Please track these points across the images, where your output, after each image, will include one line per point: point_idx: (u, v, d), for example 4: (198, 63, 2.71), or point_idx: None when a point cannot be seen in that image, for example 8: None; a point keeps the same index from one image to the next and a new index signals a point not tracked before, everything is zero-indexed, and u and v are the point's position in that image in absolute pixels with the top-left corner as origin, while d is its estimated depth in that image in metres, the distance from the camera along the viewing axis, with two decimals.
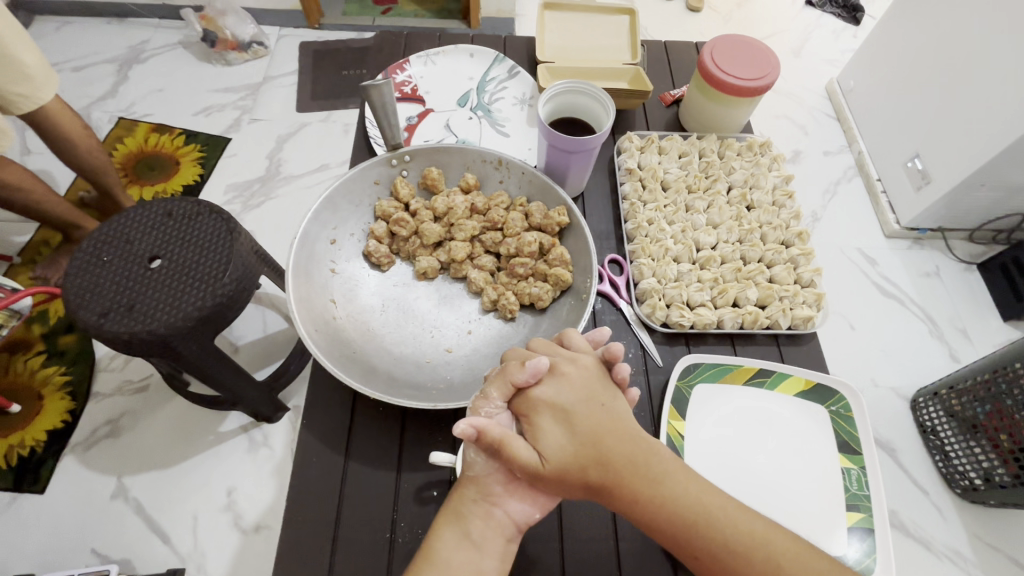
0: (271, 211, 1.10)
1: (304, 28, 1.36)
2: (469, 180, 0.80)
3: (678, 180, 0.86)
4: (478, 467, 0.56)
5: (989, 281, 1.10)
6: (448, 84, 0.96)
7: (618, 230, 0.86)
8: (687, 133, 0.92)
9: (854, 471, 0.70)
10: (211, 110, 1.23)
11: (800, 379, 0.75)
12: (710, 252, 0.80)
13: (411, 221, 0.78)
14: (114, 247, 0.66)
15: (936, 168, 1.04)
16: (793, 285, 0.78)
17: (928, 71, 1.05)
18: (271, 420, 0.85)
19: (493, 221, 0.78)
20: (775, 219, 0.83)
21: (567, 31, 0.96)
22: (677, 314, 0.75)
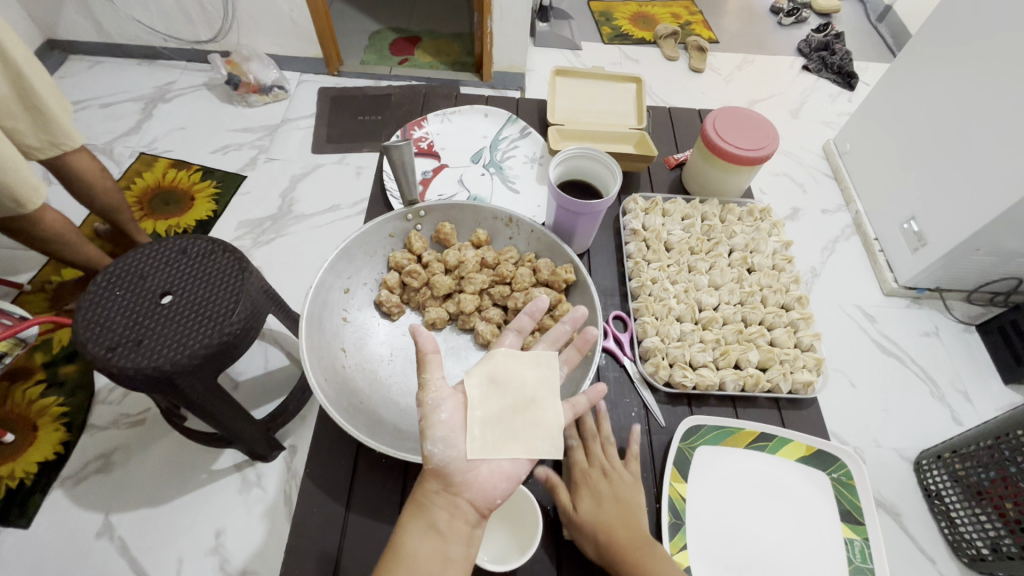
0: (280, 248, 1.12)
1: (324, 75, 1.43)
2: (480, 235, 0.82)
3: (682, 241, 0.88)
4: (434, 447, 0.53)
5: (987, 342, 1.11)
6: (463, 141, 1.00)
7: (622, 287, 0.87)
8: (689, 196, 0.96)
9: (857, 542, 0.69)
10: (229, 149, 1.28)
11: (800, 445, 0.74)
12: (712, 313, 0.81)
13: (422, 273, 0.79)
14: (127, 282, 0.67)
15: (932, 231, 1.06)
16: (794, 349, 0.78)
17: (922, 139, 1.10)
18: (267, 458, 0.84)
19: (502, 275, 0.78)
20: (775, 282, 0.85)
21: (578, 94, 1.01)
22: (680, 374, 0.75)
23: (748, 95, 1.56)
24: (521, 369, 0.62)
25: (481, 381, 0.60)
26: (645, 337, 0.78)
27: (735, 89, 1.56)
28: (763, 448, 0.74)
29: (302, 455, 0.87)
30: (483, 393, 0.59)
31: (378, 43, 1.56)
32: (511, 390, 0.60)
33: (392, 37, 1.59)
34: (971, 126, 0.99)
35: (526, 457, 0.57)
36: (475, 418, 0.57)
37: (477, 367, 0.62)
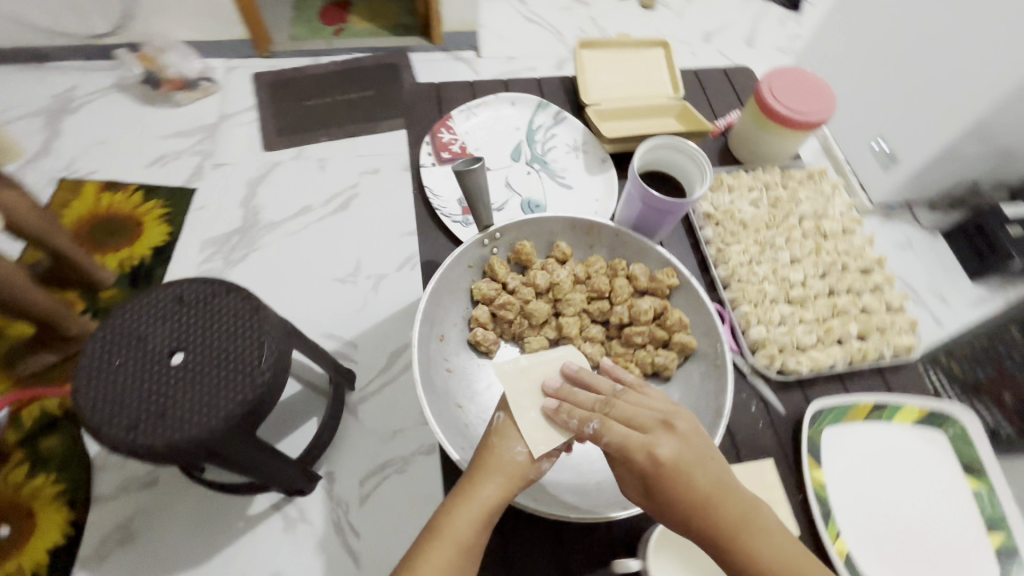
0: (258, 264, 1.03)
1: (254, 58, 1.26)
2: (563, 250, 0.65)
3: (755, 219, 0.74)
4: (517, 444, 0.53)
5: (954, 245, 1.19)
6: (499, 139, 0.75)
7: (708, 273, 0.73)
8: (748, 167, 0.80)
9: (984, 492, 0.63)
10: (166, 159, 1.13)
11: (914, 410, 0.66)
12: (803, 290, 0.70)
13: (517, 301, 0.63)
14: (125, 347, 0.59)
15: (901, 149, 1.11)
16: (887, 312, 0.70)
17: (881, 59, 1.12)
18: (304, 491, 0.80)
19: (598, 290, 0.64)
20: (850, 247, 0.74)
21: (618, 66, 0.76)
22: (793, 359, 0.66)
23: (702, 27, 1.52)
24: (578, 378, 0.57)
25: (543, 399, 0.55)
26: (749, 328, 0.67)
27: (691, 21, 1.52)
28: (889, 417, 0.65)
29: (342, 480, 0.84)
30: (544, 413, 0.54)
31: (305, 13, 1.39)
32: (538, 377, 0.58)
33: (319, 4, 1.41)
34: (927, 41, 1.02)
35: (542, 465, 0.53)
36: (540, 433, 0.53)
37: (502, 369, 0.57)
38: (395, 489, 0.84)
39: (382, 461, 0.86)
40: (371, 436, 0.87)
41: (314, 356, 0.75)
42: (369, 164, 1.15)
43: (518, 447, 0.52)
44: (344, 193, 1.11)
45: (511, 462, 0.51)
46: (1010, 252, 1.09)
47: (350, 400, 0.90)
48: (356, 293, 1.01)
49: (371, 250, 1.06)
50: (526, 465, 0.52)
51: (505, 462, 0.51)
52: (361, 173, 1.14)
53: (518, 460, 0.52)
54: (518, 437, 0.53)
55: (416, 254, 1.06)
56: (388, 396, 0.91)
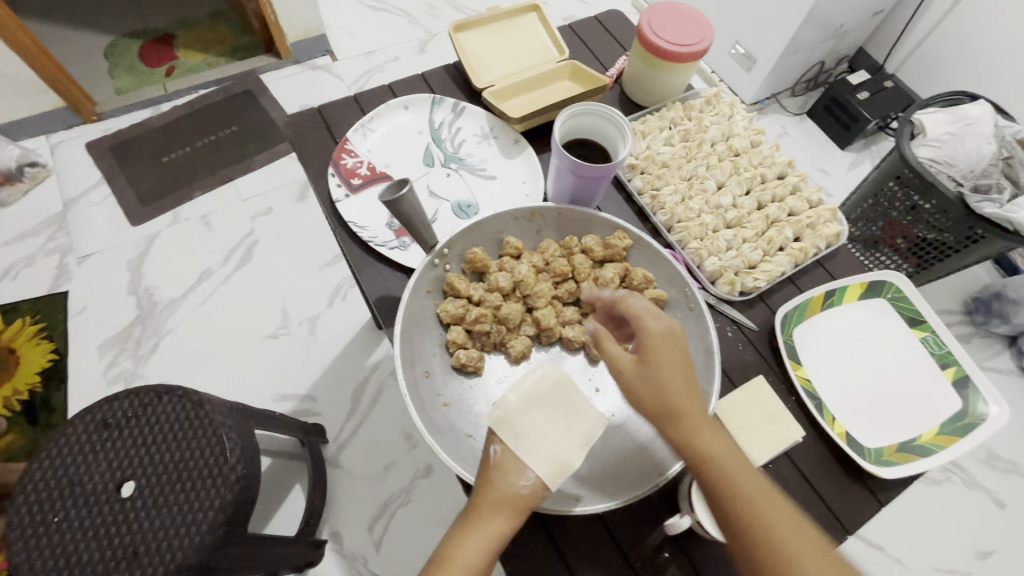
0: (173, 348, 0.92)
1: (82, 127, 1.10)
2: (512, 245, 0.46)
3: (674, 150, 0.53)
4: (520, 474, 0.37)
5: (820, 122, 1.31)
6: (404, 146, 0.56)
7: (646, 221, 0.52)
8: (651, 110, 0.56)
9: (929, 337, 0.47)
10: (18, 269, 0.97)
11: (860, 286, 0.49)
12: (739, 210, 0.51)
13: (488, 311, 0.45)
14: (60, 499, 0.51)
15: (756, 49, 1.19)
16: (811, 209, 0.51)
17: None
18: (314, 561, 0.75)
19: (560, 273, 0.46)
20: (765, 163, 0.53)
21: (495, 45, 0.60)
22: (750, 277, 0.48)
23: None
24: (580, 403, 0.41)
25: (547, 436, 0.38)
26: (704, 263, 0.48)
27: None
28: (843, 301, 0.48)
29: (350, 534, 0.80)
30: (551, 444, 0.38)
31: (121, 59, 1.20)
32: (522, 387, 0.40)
33: (135, 45, 1.22)
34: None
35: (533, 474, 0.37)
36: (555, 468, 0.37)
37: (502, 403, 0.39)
38: (406, 521, 0.81)
39: (385, 500, 0.82)
40: (366, 481, 0.84)
41: (278, 427, 0.68)
42: (259, 205, 1.05)
43: (524, 479, 0.37)
44: (242, 243, 1.02)
45: (515, 496, 0.36)
46: (865, 115, 1.22)
47: (329, 453, 0.86)
48: (294, 343, 0.94)
49: (293, 294, 0.98)
50: (538, 494, 0.37)
51: (506, 496, 0.37)
52: (255, 217, 1.04)
53: (524, 493, 0.37)
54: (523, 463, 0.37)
55: (343, 283, 1.00)
56: (367, 435, 0.87)
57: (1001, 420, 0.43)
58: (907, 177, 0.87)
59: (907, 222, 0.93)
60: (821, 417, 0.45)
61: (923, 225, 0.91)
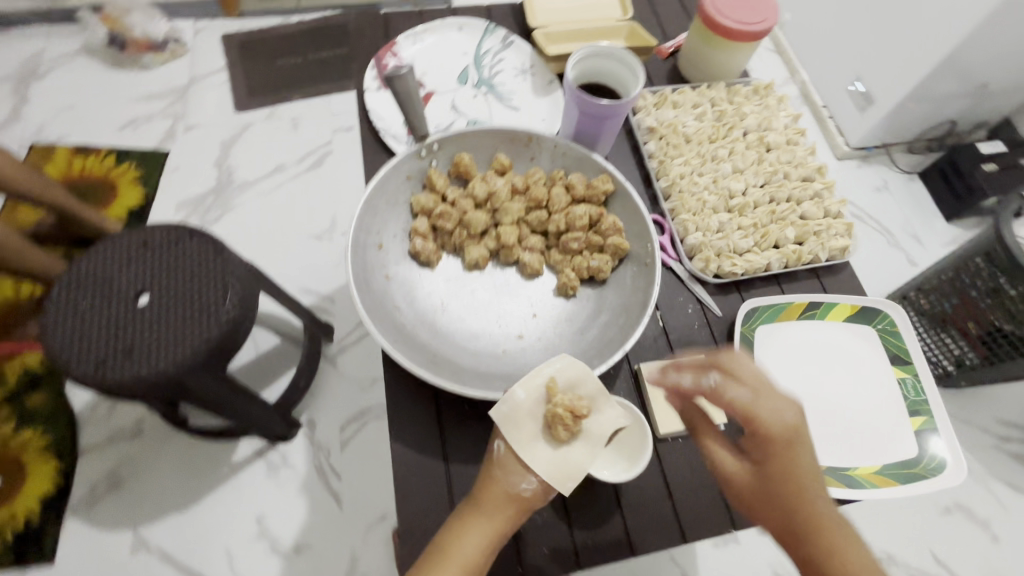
0: (235, 221, 1.04)
1: (222, 19, 1.23)
2: (502, 161, 0.63)
3: (698, 132, 0.72)
4: (523, 478, 0.48)
5: (930, 187, 1.18)
6: (444, 64, 0.75)
7: (649, 188, 0.70)
8: (692, 83, 0.76)
9: (908, 379, 0.62)
10: (138, 123, 1.12)
11: (846, 306, 0.64)
12: (743, 198, 0.68)
13: (453, 212, 0.61)
14: (89, 288, 0.60)
15: (879, 91, 1.05)
16: (824, 219, 0.67)
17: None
18: (286, 437, 0.82)
19: (536, 199, 0.62)
20: (792, 158, 0.71)
21: None
22: (728, 263, 0.64)
23: None
24: (601, 403, 0.51)
25: (560, 432, 0.48)
26: (687, 236, 0.65)
27: None
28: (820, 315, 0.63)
29: (323, 427, 0.86)
30: (557, 453, 0.48)
31: None
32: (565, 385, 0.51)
33: None
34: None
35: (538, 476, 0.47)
36: (560, 476, 0.47)
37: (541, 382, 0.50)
38: (376, 432, 0.86)
39: (362, 408, 0.88)
40: (352, 384, 0.90)
41: (286, 302, 0.76)
42: (343, 122, 1.14)
43: (526, 483, 0.47)
44: (318, 150, 1.11)
45: (516, 495, 0.47)
46: (983, 188, 1.08)
47: (329, 351, 0.92)
48: (332, 248, 1.02)
49: (345, 207, 1.06)
50: (535, 496, 0.48)
51: (507, 495, 0.47)
52: (334, 131, 1.13)
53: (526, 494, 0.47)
54: (525, 471, 0.47)
55: None
56: (365, 346, 0.92)
57: (956, 478, 0.57)
58: (998, 254, 0.75)
59: (987, 306, 0.82)
60: None
61: (1005, 314, 0.79)
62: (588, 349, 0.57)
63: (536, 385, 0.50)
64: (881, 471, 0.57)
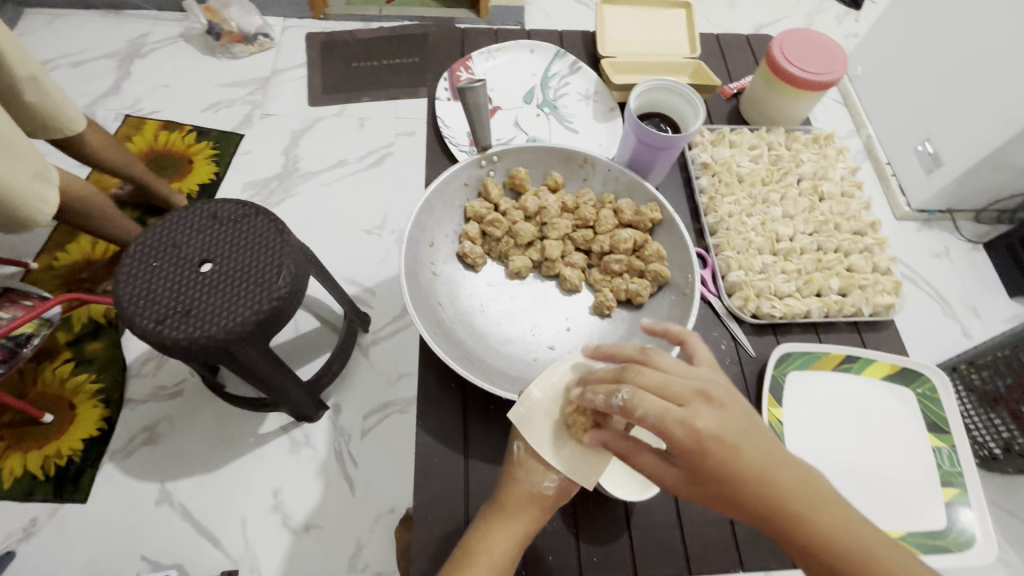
0: (293, 207, 1.10)
1: (309, 19, 1.31)
2: (555, 178, 0.65)
3: (752, 173, 0.72)
4: (544, 477, 0.49)
5: (995, 259, 1.11)
6: (512, 83, 0.78)
7: (698, 221, 0.70)
8: (753, 126, 0.76)
9: (945, 449, 0.59)
10: (221, 106, 1.21)
11: (886, 364, 0.62)
12: (790, 243, 0.67)
13: (504, 221, 0.63)
14: (159, 251, 0.65)
15: (948, 151, 1.01)
16: (873, 273, 0.66)
17: (923, 59, 1.06)
18: (312, 418, 0.85)
19: (584, 218, 0.64)
20: (845, 210, 0.71)
21: (635, 25, 0.80)
22: (768, 303, 0.63)
23: (754, 20, 1.36)
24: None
25: (579, 431, 0.49)
26: (729, 272, 0.65)
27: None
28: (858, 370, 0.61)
29: (347, 413, 0.89)
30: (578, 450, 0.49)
31: None
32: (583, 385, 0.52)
33: None
34: (977, 40, 0.95)
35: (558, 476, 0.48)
36: (583, 471, 0.48)
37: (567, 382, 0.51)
38: (397, 427, 0.89)
39: (386, 401, 0.90)
40: (379, 377, 0.92)
41: (333, 291, 0.80)
42: (406, 127, 1.19)
43: (547, 481, 0.48)
44: (379, 151, 1.16)
45: (537, 494, 0.48)
46: None
47: (363, 341, 0.95)
48: (380, 244, 1.06)
49: (398, 206, 1.11)
50: (558, 493, 0.48)
51: (529, 495, 0.48)
52: (397, 134, 1.18)
53: (546, 491, 0.48)
54: (546, 469, 0.48)
55: None
56: (398, 341, 0.95)
57: (983, 556, 0.54)
58: None
59: None
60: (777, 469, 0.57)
61: None
62: None
63: (554, 386, 0.51)
64: (904, 536, 0.55)
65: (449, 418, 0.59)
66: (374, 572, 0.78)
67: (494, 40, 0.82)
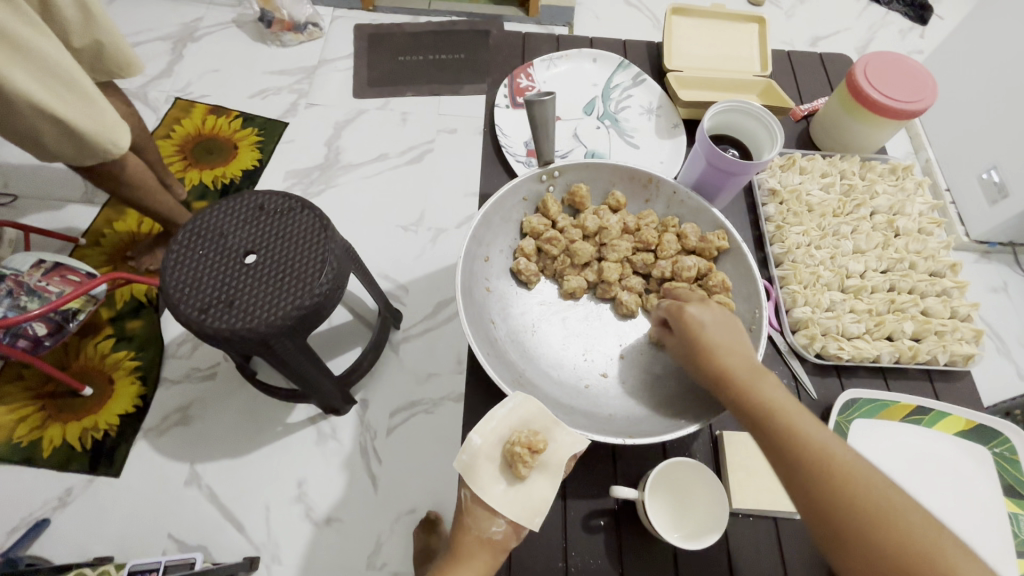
0: (332, 199, 1.10)
1: (358, 11, 1.32)
2: (618, 198, 0.64)
3: (823, 203, 0.70)
4: (491, 522, 0.49)
5: None
6: (571, 91, 0.77)
7: (761, 251, 0.69)
8: (823, 152, 0.74)
9: (1023, 517, 0.56)
10: (268, 94, 1.22)
11: (960, 418, 0.59)
12: (861, 280, 0.65)
13: (562, 239, 0.63)
14: (206, 239, 0.65)
15: (1016, 182, 0.95)
16: (950, 318, 0.64)
17: (996, 82, 1.00)
18: (341, 411, 0.85)
19: (646, 242, 0.63)
20: (922, 248, 0.68)
21: (704, 39, 0.78)
22: (835, 345, 0.61)
23: (812, 32, 1.31)
24: (555, 433, 0.52)
25: (518, 471, 0.50)
26: (794, 308, 0.63)
27: (815, 10, 1.34)
28: (930, 423, 0.59)
29: (374, 409, 0.89)
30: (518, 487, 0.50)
31: None
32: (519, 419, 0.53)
33: None
34: None
35: (502, 521, 0.49)
36: (525, 512, 0.49)
37: (502, 419, 0.52)
38: (422, 427, 0.88)
39: (413, 400, 0.90)
40: (409, 375, 0.92)
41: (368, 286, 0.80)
42: (447, 124, 1.19)
43: (494, 526, 0.49)
44: (420, 147, 1.16)
45: (486, 539, 0.48)
46: None
47: (394, 337, 0.95)
48: (416, 241, 1.06)
49: (435, 205, 1.10)
50: (506, 537, 0.49)
51: (479, 541, 0.48)
52: (438, 131, 1.18)
53: (497, 536, 0.49)
54: (492, 515, 0.49)
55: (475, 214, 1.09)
56: (429, 341, 0.95)
57: None
58: None
59: None
60: None
61: None
62: (674, 403, 0.56)
63: (494, 430, 0.52)
64: None
65: None
66: (391, 572, 0.78)
67: (554, 47, 0.80)
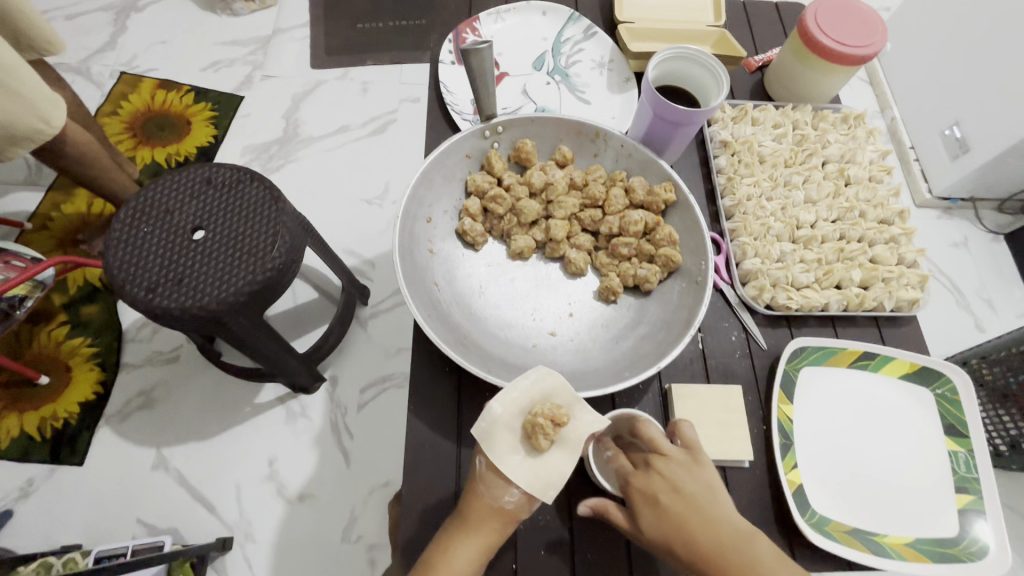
0: (293, 174, 1.07)
1: None
2: (564, 152, 0.64)
3: (775, 153, 0.70)
4: (505, 492, 0.46)
5: (1015, 250, 1.05)
6: (519, 48, 0.75)
7: (713, 204, 0.69)
8: (776, 102, 0.74)
9: (961, 454, 0.58)
10: (221, 66, 1.17)
11: (904, 362, 0.61)
12: (811, 230, 0.66)
13: (507, 197, 0.62)
14: (151, 217, 0.62)
15: (976, 136, 0.96)
16: (897, 265, 0.65)
17: (960, 38, 0.99)
18: (309, 389, 0.84)
19: (593, 198, 0.62)
20: (872, 197, 0.69)
21: None
22: (784, 295, 0.62)
23: None
24: (576, 409, 0.50)
25: (540, 442, 0.47)
26: (743, 260, 0.64)
27: None
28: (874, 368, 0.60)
29: (344, 384, 0.88)
30: (536, 460, 0.47)
31: None
32: (540, 392, 0.49)
33: None
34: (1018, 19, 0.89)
35: (518, 493, 0.46)
36: (540, 485, 0.46)
37: (524, 392, 0.49)
38: (392, 401, 0.88)
39: (383, 375, 0.89)
40: (377, 351, 0.91)
41: (330, 262, 0.78)
42: (410, 93, 1.15)
43: (508, 495, 0.46)
44: (382, 117, 1.12)
45: (497, 508, 0.46)
46: None
47: (362, 313, 0.94)
48: (381, 215, 1.03)
49: (399, 176, 1.07)
50: (520, 508, 0.47)
51: (492, 508, 0.46)
52: (401, 101, 1.14)
53: (509, 506, 0.46)
54: (507, 485, 0.46)
55: None
56: (397, 315, 0.94)
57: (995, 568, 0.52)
58: None
59: None
60: (780, 458, 0.56)
61: None
62: (622, 359, 0.56)
63: (514, 400, 0.49)
64: (913, 543, 0.54)
65: (444, 404, 0.58)
66: (366, 544, 0.78)
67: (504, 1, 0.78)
